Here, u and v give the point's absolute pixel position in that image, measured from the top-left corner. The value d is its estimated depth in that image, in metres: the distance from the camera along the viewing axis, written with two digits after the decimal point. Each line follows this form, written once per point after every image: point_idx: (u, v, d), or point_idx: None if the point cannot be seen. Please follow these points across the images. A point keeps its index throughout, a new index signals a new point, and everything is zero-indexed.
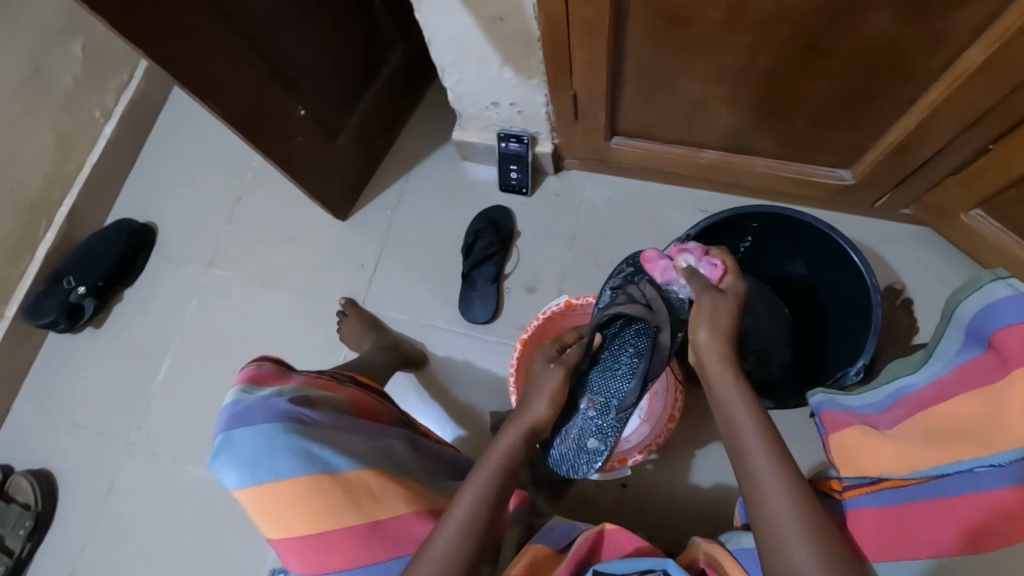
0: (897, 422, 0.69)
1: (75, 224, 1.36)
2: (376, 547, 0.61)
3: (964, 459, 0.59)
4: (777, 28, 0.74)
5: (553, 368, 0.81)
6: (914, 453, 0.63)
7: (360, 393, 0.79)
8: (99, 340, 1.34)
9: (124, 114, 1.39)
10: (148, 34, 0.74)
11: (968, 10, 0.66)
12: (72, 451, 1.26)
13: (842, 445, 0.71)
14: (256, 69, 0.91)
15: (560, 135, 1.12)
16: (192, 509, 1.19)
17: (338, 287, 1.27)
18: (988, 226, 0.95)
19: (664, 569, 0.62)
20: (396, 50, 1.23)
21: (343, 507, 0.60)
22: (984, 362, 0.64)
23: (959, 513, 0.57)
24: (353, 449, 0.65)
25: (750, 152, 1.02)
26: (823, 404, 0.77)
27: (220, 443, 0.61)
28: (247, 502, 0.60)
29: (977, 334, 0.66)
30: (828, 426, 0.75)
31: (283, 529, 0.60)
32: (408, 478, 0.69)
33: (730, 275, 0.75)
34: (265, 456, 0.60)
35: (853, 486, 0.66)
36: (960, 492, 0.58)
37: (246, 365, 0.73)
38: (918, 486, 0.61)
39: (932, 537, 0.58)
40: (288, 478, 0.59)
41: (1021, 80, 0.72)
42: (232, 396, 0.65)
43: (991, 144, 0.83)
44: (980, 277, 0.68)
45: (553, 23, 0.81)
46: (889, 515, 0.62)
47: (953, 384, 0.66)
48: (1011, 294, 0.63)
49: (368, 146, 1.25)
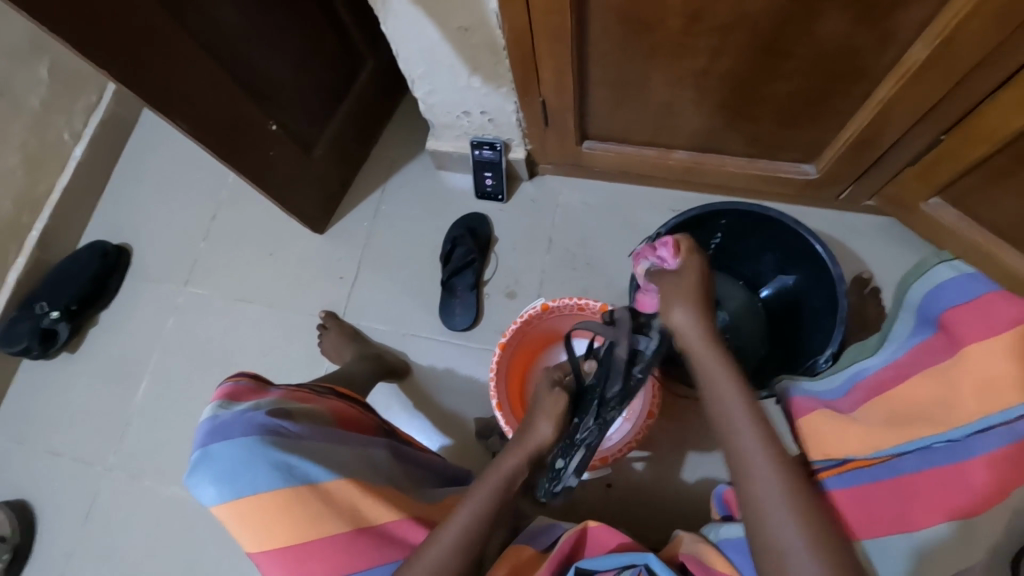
0: (856, 405, 0.69)
1: (47, 248, 1.34)
2: (361, 555, 0.61)
3: (924, 436, 0.61)
4: (736, 31, 0.76)
5: (555, 392, 0.77)
6: (878, 433, 0.63)
7: (341, 404, 0.79)
8: (75, 364, 1.31)
9: (95, 135, 1.38)
10: (116, 53, 0.74)
11: (910, 10, 0.69)
12: (50, 479, 1.24)
13: (810, 428, 0.69)
14: (226, 86, 0.91)
15: (533, 142, 1.14)
16: (175, 530, 1.18)
17: (318, 300, 1.26)
18: (948, 215, 0.98)
19: (646, 564, 0.63)
20: (369, 61, 1.24)
21: (325, 515, 0.60)
22: (934, 342, 0.67)
23: (924, 490, 0.59)
24: (332, 459, 0.64)
25: (718, 152, 1.05)
26: (789, 390, 0.74)
27: (198, 459, 0.60)
28: (228, 517, 0.60)
29: (926, 316, 0.69)
30: (796, 412, 0.72)
31: (265, 541, 0.60)
32: (387, 484, 0.70)
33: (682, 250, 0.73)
34: (245, 469, 0.59)
35: (822, 469, 0.65)
36: (922, 470, 0.60)
37: (222, 381, 0.72)
38: (883, 465, 0.62)
39: (905, 514, 0.59)
40: (269, 490, 0.59)
41: (966, 74, 0.75)
42: (209, 412, 0.64)
43: (942, 136, 0.87)
44: (926, 262, 0.72)
45: (519, 33, 0.83)
46: (863, 497, 0.61)
47: (907, 364, 0.68)
48: (957, 275, 0.67)
49: (344, 158, 1.26)
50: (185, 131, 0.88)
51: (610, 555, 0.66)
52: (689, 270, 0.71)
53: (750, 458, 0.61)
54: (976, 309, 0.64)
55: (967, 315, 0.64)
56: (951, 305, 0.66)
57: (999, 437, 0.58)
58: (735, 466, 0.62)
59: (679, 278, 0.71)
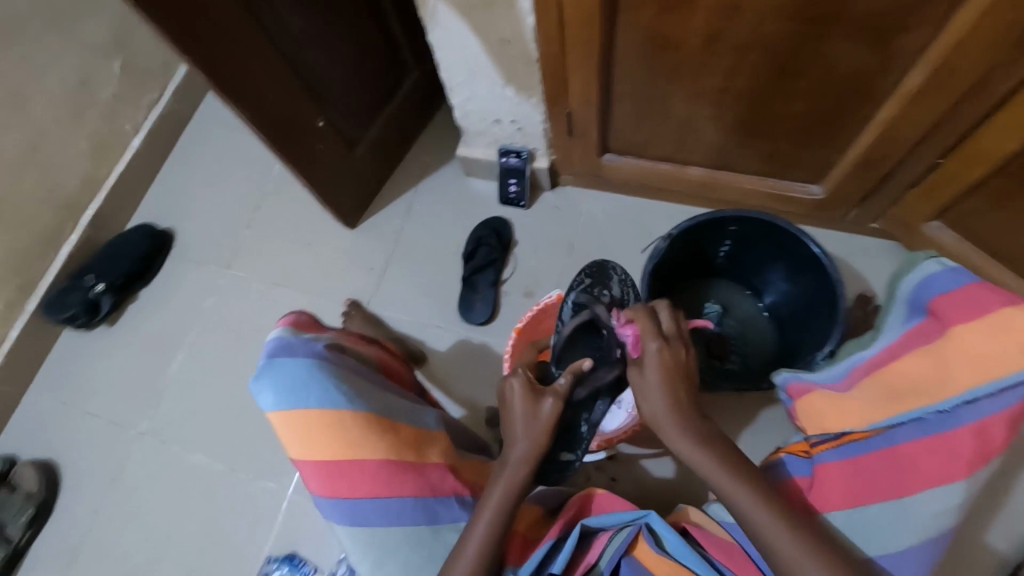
0: (853, 384, 0.74)
1: (99, 228, 1.44)
2: (386, 485, 0.67)
3: (918, 408, 0.67)
4: (751, 51, 0.84)
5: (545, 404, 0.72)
6: (875, 407, 0.69)
7: (385, 355, 0.88)
8: (112, 337, 1.39)
9: (154, 127, 1.49)
10: (198, 41, 0.84)
11: (907, 37, 0.76)
12: (78, 443, 1.30)
13: (810, 410, 0.76)
14: (286, 81, 1.02)
15: (558, 152, 1.22)
16: (192, 498, 1.23)
17: (347, 288, 1.34)
18: (948, 237, 1.04)
19: (646, 522, 0.70)
20: (411, 71, 1.34)
21: (365, 441, 0.66)
22: (925, 326, 0.73)
23: (917, 458, 0.66)
24: (373, 396, 0.71)
25: (731, 169, 1.12)
26: (788, 376, 0.80)
27: (262, 369, 0.68)
28: (278, 425, 0.67)
29: (916, 304, 0.75)
30: (794, 396, 0.79)
31: (308, 452, 0.67)
32: (420, 424, 0.75)
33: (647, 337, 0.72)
34: (300, 385, 0.66)
35: (819, 443, 0.72)
36: (916, 439, 0.67)
37: (288, 314, 0.81)
38: (878, 437, 0.69)
39: (901, 481, 0.66)
40: (316, 408, 0.66)
41: (960, 97, 0.81)
42: (276, 334, 0.72)
43: (941, 159, 0.93)
44: (917, 257, 0.79)
45: (554, 45, 0.92)
46: (857, 467, 0.68)
47: (901, 345, 0.74)
48: (942, 268, 0.74)
49: (381, 159, 1.35)
50: (247, 118, 0.97)
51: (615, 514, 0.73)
52: (653, 353, 0.70)
53: (758, 520, 0.64)
54: (963, 296, 0.70)
55: (954, 301, 0.70)
56: (940, 292, 0.72)
57: (987, 405, 0.64)
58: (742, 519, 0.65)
59: (641, 372, 0.71)
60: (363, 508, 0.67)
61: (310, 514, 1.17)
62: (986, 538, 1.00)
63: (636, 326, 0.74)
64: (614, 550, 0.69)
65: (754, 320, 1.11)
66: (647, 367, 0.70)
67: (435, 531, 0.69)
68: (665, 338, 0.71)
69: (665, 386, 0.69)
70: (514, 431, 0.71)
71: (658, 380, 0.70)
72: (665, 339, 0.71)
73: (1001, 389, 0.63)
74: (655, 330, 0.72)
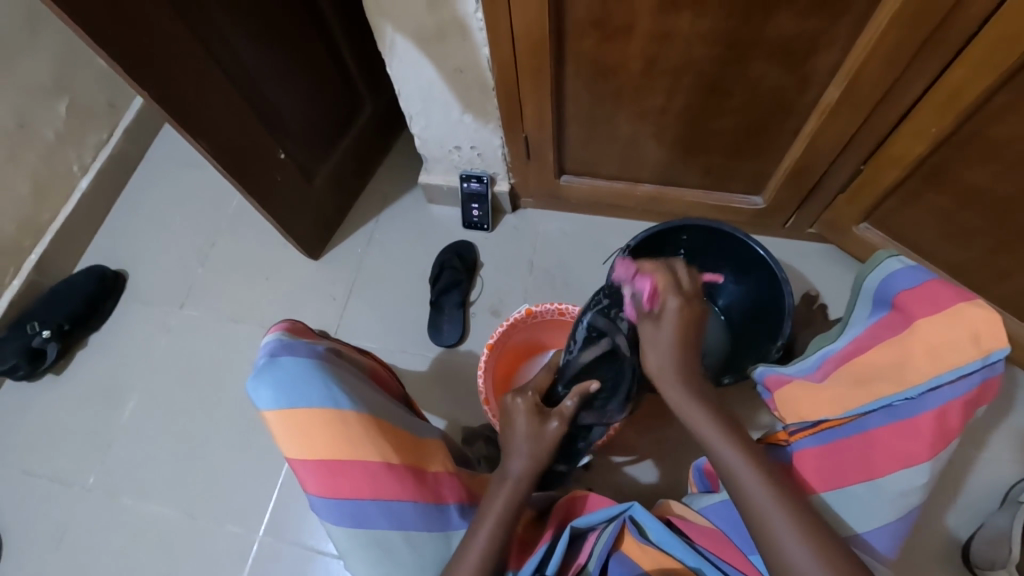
0: (826, 373, 0.79)
1: (44, 272, 1.38)
2: (386, 487, 0.67)
3: (887, 395, 0.71)
4: (685, 75, 0.93)
5: (550, 426, 0.79)
6: (850, 396, 0.73)
7: (373, 369, 0.91)
8: (58, 385, 1.32)
9: (103, 167, 1.46)
10: (153, 74, 0.85)
11: (820, 57, 0.86)
12: (20, 501, 1.22)
13: (786, 402, 0.79)
14: (245, 114, 1.03)
15: (516, 175, 1.27)
16: (151, 549, 1.16)
17: (311, 319, 1.33)
18: (875, 236, 1.14)
19: (631, 514, 0.73)
20: (369, 104, 1.38)
21: (367, 440, 0.67)
22: (890, 319, 0.77)
23: (886, 442, 0.71)
24: (371, 399, 0.73)
25: (679, 185, 1.20)
26: (766, 370, 0.85)
27: (262, 365, 0.67)
28: (274, 424, 0.66)
29: (882, 299, 0.79)
30: (772, 388, 0.83)
31: (307, 451, 0.66)
32: (416, 432, 0.77)
33: (668, 297, 0.79)
34: (303, 383, 0.66)
35: (797, 431, 0.77)
36: (885, 425, 0.72)
37: (279, 321, 0.82)
38: (851, 423, 0.74)
39: (873, 464, 0.71)
40: (318, 407, 0.66)
41: (871, 108, 0.91)
42: (273, 336, 0.72)
43: (862, 166, 1.03)
44: (878, 256, 0.82)
45: (506, 72, 0.98)
46: (833, 452, 0.74)
47: (868, 337, 0.78)
48: (904, 266, 0.78)
49: (342, 189, 1.37)
50: (205, 150, 0.98)
51: (600, 510, 0.75)
52: (672, 308, 0.79)
53: (755, 496, 0.66)
54: (923, 291, 0.74)
55: (917, 296, 0.74)
56: (903, 288, 0.76)
57: (947, 392, 0.69)
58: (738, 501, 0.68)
59: (658, 325, 0.79)
60: (365, 509, 0.66)
61: (279, 554, 1.12)
62: (935, 513, 1.07)
63: (654, 278, 0.81)
64: (601, 547, 0.71)
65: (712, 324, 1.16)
66: (665, 321, 0.78)
67: (438, 534, 0.70)
68: (685, 295, 0.80)
69: (679, 337, 0.78)
70: (517, 449, 0.77)
71: (672, 335, 0.78)
72: (684, 296, 0.80)
73: (958, 377, 0.68)
74: (676, 286, 0.81)
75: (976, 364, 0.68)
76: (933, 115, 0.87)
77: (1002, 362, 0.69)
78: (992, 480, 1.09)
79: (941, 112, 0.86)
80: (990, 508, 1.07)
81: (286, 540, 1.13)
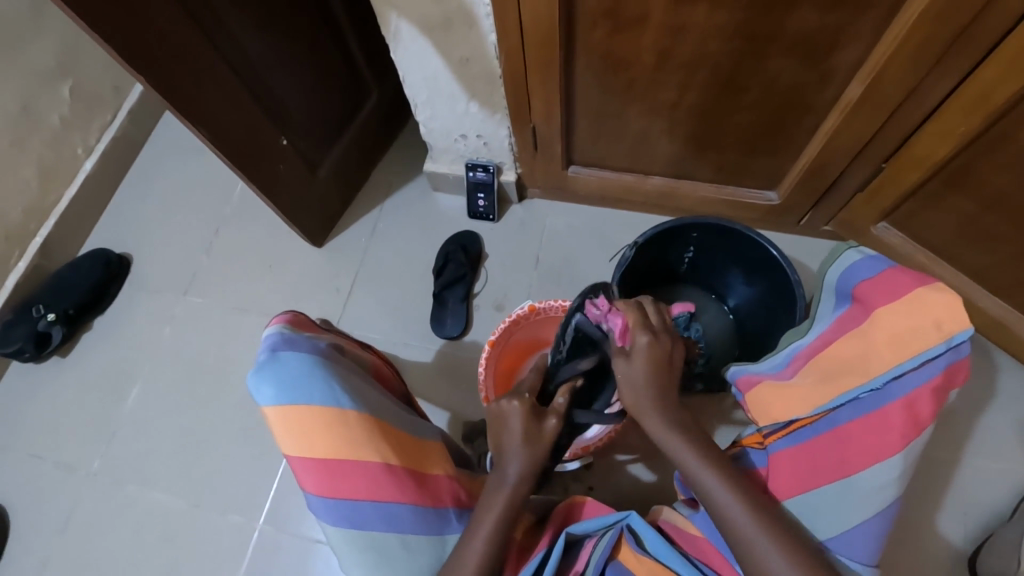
0: (795, 371, 0.74)
1: (49, 256, 1.38)
2: (385, 489, 0.66)
3: (853, 388, 0.67)
4: (700, 69, 0.89)
5: (546, 426, 0.76)
6: (816, 393, 0.69)
7: (377, 362, 0.91)
8: (64, 369, 1.33)
9: (107, 150, 1.44)
10: (153, 63, 0.83)
11: (843, 52, 0.81)
12: (29, 484, 1.23)
13: (758, 402, 0.75)
14: (247, 102, 1.01)
15: (523, 166, 1.24)
16: (156, 534, 1.17)
17: (314, 309, 1.32)
18: (893, 236, 1.10)
19: (628, 522, 0.72)
20: (374, 90, 1.35)
21: (367, 442, 0.66)
22: (852, 312, 0.73)
23: (858, 437, 0.67)
24: (371, 398, 0.72)
25: (691, 179, 1.16)
26: (738, 370, 0.80)
27: (264, 359, 0.66)
28: (276, 421, 0.65)
29: (842, 292, 0.76)
30: (743, 390, 0.78)
31: (307, 449, 0.65)
32: (418, 434, 0.76)
33: (635, 333, 0.76)
34: (304, 380, 0.66)
35: (770, 433, 0.74)
36: (855, 419, 0.68)
37: (283, 312, 0.82)
38: (820, 421, 0.70)
39: (844, 459, 0.67)
40: (319, 405, 0.65)
41: (896, 106, 0.86)
42: (277, 331, 0.72)
43: (883, 163, 0.98)
44: (838, 249, 0.80)
45: (514, 62, 0.94)
46: (806, 451, 0.70)
47: (831, 332, 0.74)
48: (863, 257, 0.75)
49: (346, 177, 1.35)
50: (206, 139, 0.96)
51: (597, 517, 0.74)
52: (643, 345, 0.75)
53: (741, 525, 0.65)
54: (884, 281, 0.71)
55: (876, 286, 0.71)
56: (863, 279, 0.73)
57: (912, 379, 0.66)
58: (724, 526, 0.67)
59: (630, 361, 0.76)
60: (362, 510, 0.66)
61: (281, 544, 1.13)
62: (940, 521, 1.06)
63: (625, 317, 0.78)
64: (599, 555, 0.69)
65: (719, 323, 1.15)
66: (635, 357, 0.75)
67: (437, 540, 0.69)
68: (653, 330, 0.77)
69: (652, 376, 0.74)
70: (512, 453, 0.73)
71: (644, 371, 0.75)
72: (653, 332, 0.77)
73: (922, 363, 0.65)
74: (644, 321, 0.78)
75: (940, 349, 0.65)
76: (962, 114, 0.82)
77: (967, 343, 0.65)
78: (1002, 488, 1.07)
79: (970, 112, 0.82)
80: (998, 517, 1.05)
81: (287, 532, 1.14)
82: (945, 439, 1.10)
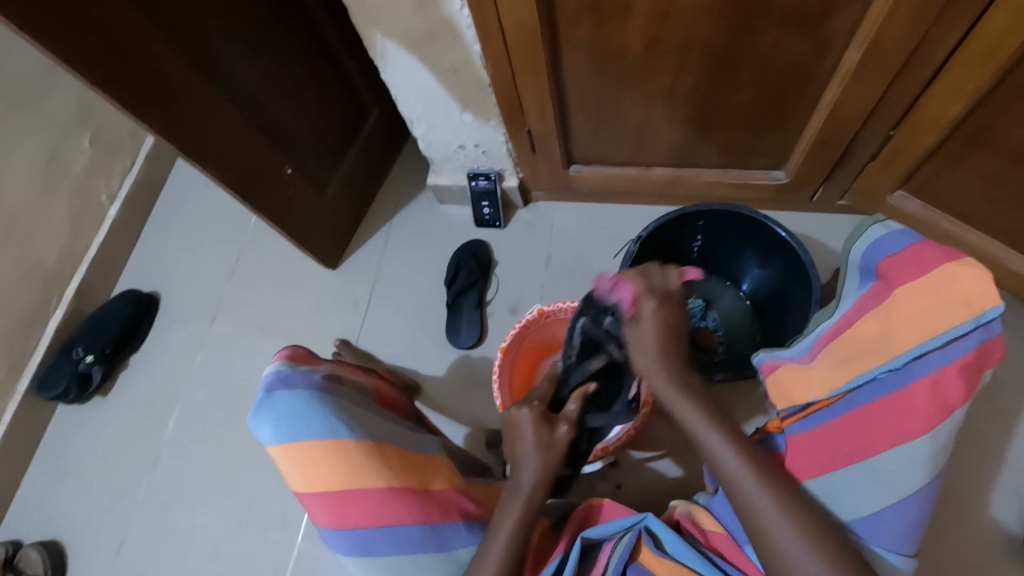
0: (816, 353, 0.72)
1: (85, 298, 1.43)
2: (392, 513, 0.67)
3: (872, 368, 0.65)
4: (689, 51, 0.87)
5: (561, 431, 0.77)
6: (836, 375, 0.67)
7: (380, 385, 0.92)
8: (105, 407, 1.39)
9: (129, 195, 1.50)
10: (158, 105, 0.86)
11: (837, 17, 0.79)
12: (80, 520, 1.29)
13: (777, 387, 0.72)
14: (250, 134, 1.04)
15: (525, 169, 1.24)
16: (201, 560, 1.21)
17: (334, 329, 1.34)
18: (913, 204, 1.05)
19: (646, 525, 0.71)
20: (373, 110, 1.37)
21: (370, 468, 0.67)
22: (876, 289, 0.71)
23: (878, 418, 0.64)
24: (371, 423, 0.72)
25: (695, 165, 1.14)
26: (758, 354, 0.78)
27: (260, 400, 0.67)
28: (279, 459, 0.67)
29: (868, 269, 0.74)
30: (762, 374, 0.75)
31: (312, 483, 0.66)
32: (422, 451, 0.76)
33: (644, 300, 0.75)
34: (302, 416, 0.66)
35: (787, 417, 0.71)
36: (876, 399, 0.65)
37: (281, 348, 0.83)
38: (840, 402, 0.67)
39: (864, 444, 0.64)
40: (318, 439, 0.66)
41: (902, 64, 0.82)
42: (272, 367, 0.72)
43: (893, 130, 0.95)
44: (864, 224, 0.78)
45: (503, 67, 0.94)
46: (824, 434, 0.67)
47: (855, 311, 0.72)
48: (889, 232, 0.74)
49: (354, 197, 1.37)
50: (213, 173, 0.99)
51: (615, 521, 0.74)
52: (650, 311, 0.74)
53: (756, 510, 0.64)
54: (908, 256, 0.69)
55: (900, 261, 0.69)
56: (888, 255, 0.71)
57: (938, 358, 0.62)
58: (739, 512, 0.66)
59: (638, 327, 0.75)
60: (372, 536, 0.67)
61: (319, 562, 1.16)
62: (989, 497, 1.01)
63: (632, 284, 0.77)
64: (618, 558, 0.68)
65: (737, 309, 1.13)
66: (643, 322, 0.74)
67: (448, 554, 0.70)
68: (662, 296, 0.75)
69: (662, 343, 0.73)
70: (527, 459, 0.74)
71: (654, 335, 0.74)
72: (662, 299, 0.75)
73: (948, 341, 0.62)
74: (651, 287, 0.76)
75: (968, 326, 0.61)
76: (971, 70, 0.79)
77: (998, 321, 0.61)
78: None
79: (981, 65, 0.78)
80: None
81: (324, 550, 1.16)
82: (988, 411, 1.05)
